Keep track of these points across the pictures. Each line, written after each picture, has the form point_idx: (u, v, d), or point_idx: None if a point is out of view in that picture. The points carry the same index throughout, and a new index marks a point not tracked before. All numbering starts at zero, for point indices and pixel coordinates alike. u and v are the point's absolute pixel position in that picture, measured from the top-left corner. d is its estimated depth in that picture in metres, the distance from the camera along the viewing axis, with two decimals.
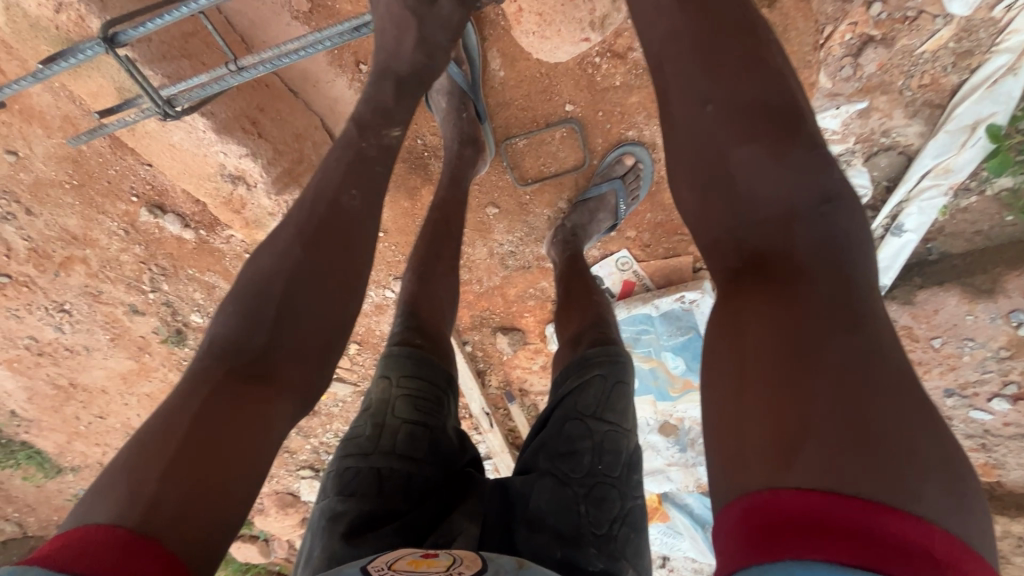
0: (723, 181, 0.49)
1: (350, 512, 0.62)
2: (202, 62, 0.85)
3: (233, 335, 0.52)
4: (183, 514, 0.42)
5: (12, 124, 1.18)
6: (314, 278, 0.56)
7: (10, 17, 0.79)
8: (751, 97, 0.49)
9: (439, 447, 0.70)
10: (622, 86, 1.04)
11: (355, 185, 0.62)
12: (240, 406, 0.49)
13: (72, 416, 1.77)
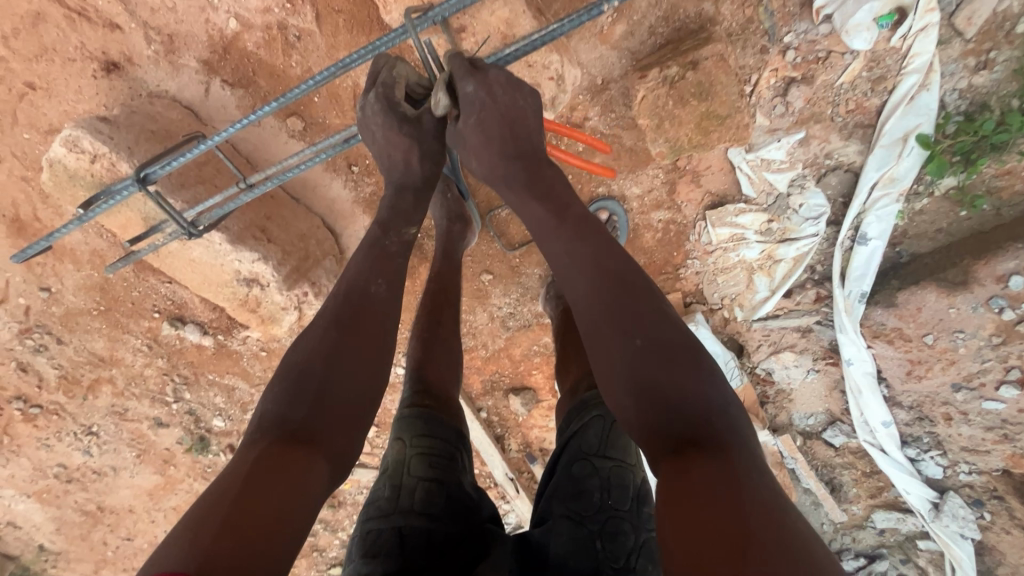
0: (607, 343, 0.57)
1: (375, 572, 0.65)
2: (215, 185, 0.97)
3: (279, 412, 0.58)
4: (238, 567, 0.45)
5: (46, 264, 1.31)
6: (351, 353, 0.63)
7: (53, 172, 0.92)
8: (612, 271, 0.60)
9: (456, 499, 0.74)
10: (585, 151, 1.14)
11: (382, 275, 0.71)
12: (286, 467, 0.53)
13: (99, 543, 1.76)
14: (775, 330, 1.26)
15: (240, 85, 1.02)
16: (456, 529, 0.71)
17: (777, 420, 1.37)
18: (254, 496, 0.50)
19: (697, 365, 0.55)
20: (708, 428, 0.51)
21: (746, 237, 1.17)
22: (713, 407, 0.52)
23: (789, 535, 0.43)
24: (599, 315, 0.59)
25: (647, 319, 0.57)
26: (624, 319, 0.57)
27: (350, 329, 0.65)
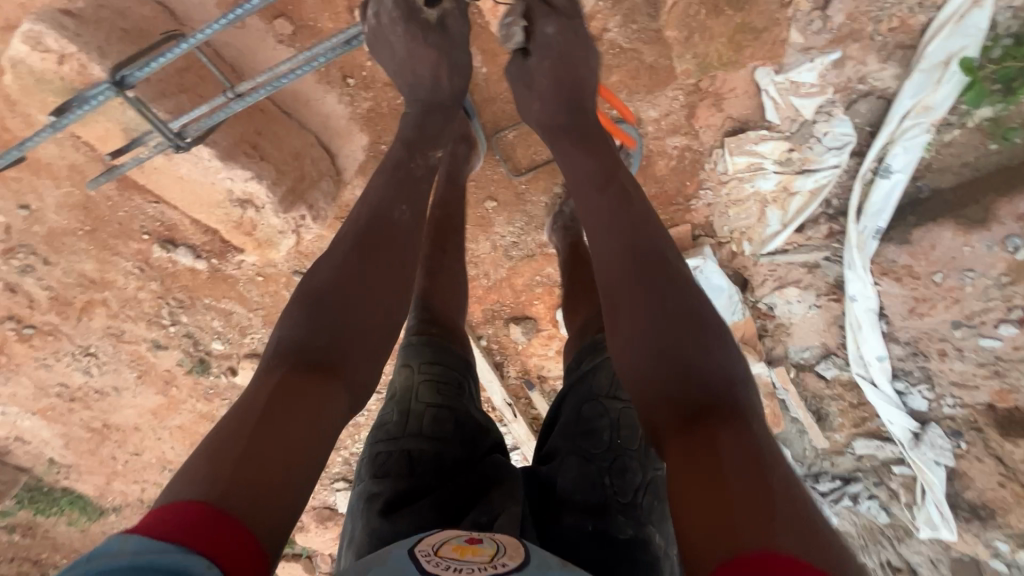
0: (630, 303, 0.58)
1: (385, 492, 0.66)
2: (199, 94, 0.89)
3: (297, 339, 0.55)
4: (260, 501, 0.45)
5: (22, 179, 1.23)
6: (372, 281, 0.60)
7: (17, 74, 0.83)
8: (642, 240, 0.61)
9: (465, 425, 0.73)
10: (601, 68, 1.05)
11: (405, 201, 0.68)
12: (304, 392, 0.52)
13: (108, 457, 1.81)
14: (782, 265, 1.24)
15: None
16: (465, 454, 0.71)
17: (773, 352, 1.38)
18: (271, 427, 0.49)
19: (728, 341, 0.55)
20: (715, 387, 0.51)
21: (763, 167, 1.12)
22: (735, 382, 0.52)
23: (810, 515, 0.43)
24: (629, 272, 0.59)
25: (673, 281, 0.58)
26: (653, 279, 0.58)
27: (370, 255, 0.62)
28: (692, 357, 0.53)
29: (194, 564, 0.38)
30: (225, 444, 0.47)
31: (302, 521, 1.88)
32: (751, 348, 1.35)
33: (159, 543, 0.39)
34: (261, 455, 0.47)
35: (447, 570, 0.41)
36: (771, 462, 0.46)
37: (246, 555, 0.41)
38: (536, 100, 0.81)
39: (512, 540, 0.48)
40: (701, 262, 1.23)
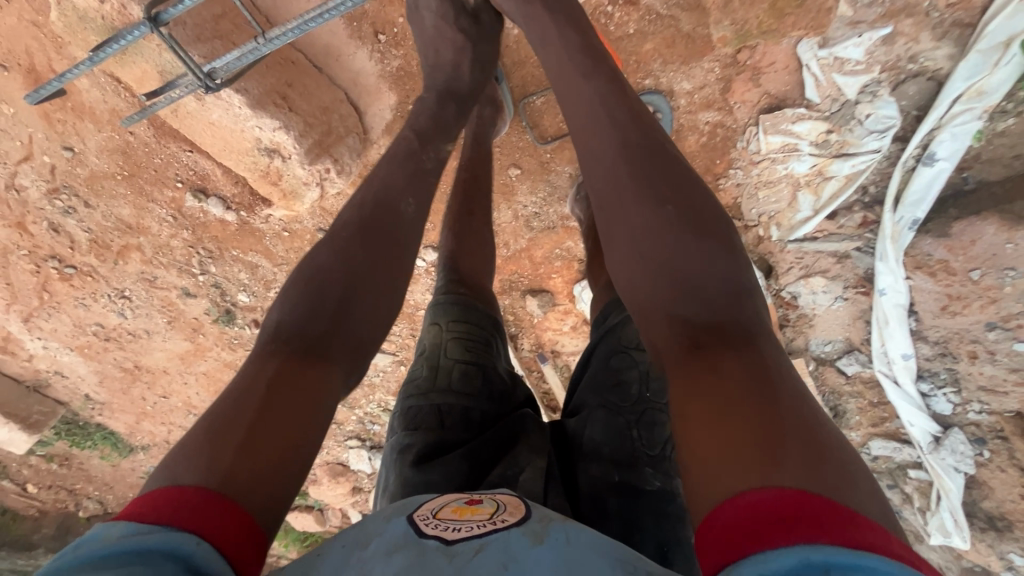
0: (625, 217, 0.56)
1: (417, 444, 0.68)
2: (233, 41, 0.90)
3: (294, 324, 0.55)
4: (258, 481, 0.44)
5: (67, 121, 1.27)
6: (374, 268, 0.61)
7: (62, 12, 0.85)
8: (638, 144, 0.58)
9: (492, 382, 0.75)
10: (636, 34, 1.01)
11: (411, 195, 0.69)
12: (303, 377, 0.52)
13: (139, 397, 1.90)
14: (810, 254, 1.21)
15: None
16: (493, 408, 0.74)
17: (794, 344, 1.36)
18: (268, 406, 0.48)
19: (732, 250, 0.53)
20: (720, 303, 0.49)
21: (799, 149, 1.08)
22: (740, 291, 0.50)
23: (816, 428, 0.42)
24: (627, 181, 0.57)
25: (671, 185, 0.55)
26: (650, 187, 0.55)
27: (373, 242, 0.62)
28: (692, 270, 0.51)
29: (180, 544, 0.37)
30: (224, 425, 0.47)
31: (316, 474, 1.95)
32: None
33: (143, 528, 0.38)
34: (267, 432, 0.47)
35: (451, 531, 0.42)
36: (780, 378, 0.45)
37: (236, 529, 0.40)
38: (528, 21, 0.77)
39: (516, 498, 0.49)
40: None
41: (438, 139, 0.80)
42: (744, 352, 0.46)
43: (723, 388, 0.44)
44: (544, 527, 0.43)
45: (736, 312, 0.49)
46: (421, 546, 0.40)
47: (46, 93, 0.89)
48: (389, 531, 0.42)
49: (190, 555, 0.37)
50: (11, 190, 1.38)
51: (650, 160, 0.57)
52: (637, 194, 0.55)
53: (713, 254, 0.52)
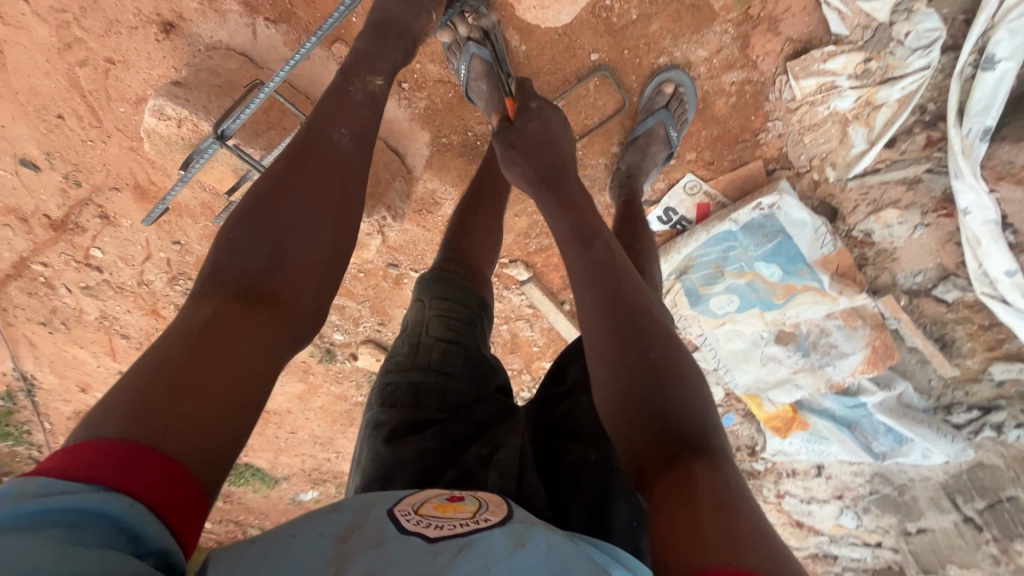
0: (612, 321, 0.65)
1: (392, 420, 0.76)
2: (284, 127, 1.03)
3: (239, 263, 0.61)
4: (187, 432, 0.50)
5: (171, 220, 1.50)
6: (309, 212, 0.65)
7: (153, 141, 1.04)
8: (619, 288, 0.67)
9: (472, 359, 0.84)
10: (640, 19, 1.03)
11: (345, 126, 0.71)
12: (238, 323, 0.57)
13: (273, 435, 2.17)
14: (875, 187, 1.16)
15: (282, 20, 1.06)
16: (469, 388, 0.81)
17: (878, 281, 1.29)
18: (209, 345, 0.54)
19: (700, 400, 0.61)
20: (689, 415, 0.59)
21: (838, 86, 1.04)
22: (706, 425, 0.59)
23: (760, 528, 0.50)
24: (606, 292, 0.67)
25: (645, 318, 0.65)
26: (629, 311, 0.65)
27: (308, 181, 0.66)
28: (662, 383, 0.60)
29: (116, 508, 0.42)
30: (151, 381, 0.51)
31: None
32: (846, 279, 1.26)
33: (76, 489, 0.42)
34: (199, 384, 0.52)
35: (432, 527, 0.48)
36: (738, 493, 0.53)
37: (165, 479, 0.46)
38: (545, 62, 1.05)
39: (495, 499, 0.56)
40: (777, 198, 1.16)
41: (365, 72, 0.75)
42: (703, 465, 0.55)
43: (687, 492, 0.52)
44: (524, 530, 0.49)
45: (701, 432, 0.58)
46: (401, 541, 0.45)
47: (157, 216, 1.07)
48: (371, 522, 0.47)
49: (122, 517, 0.42)
50: (142, 285, 1.64)
51: (614, 288, 0.67)
52: (619, 297, 0.66)
53: (684, 390, 0.60)
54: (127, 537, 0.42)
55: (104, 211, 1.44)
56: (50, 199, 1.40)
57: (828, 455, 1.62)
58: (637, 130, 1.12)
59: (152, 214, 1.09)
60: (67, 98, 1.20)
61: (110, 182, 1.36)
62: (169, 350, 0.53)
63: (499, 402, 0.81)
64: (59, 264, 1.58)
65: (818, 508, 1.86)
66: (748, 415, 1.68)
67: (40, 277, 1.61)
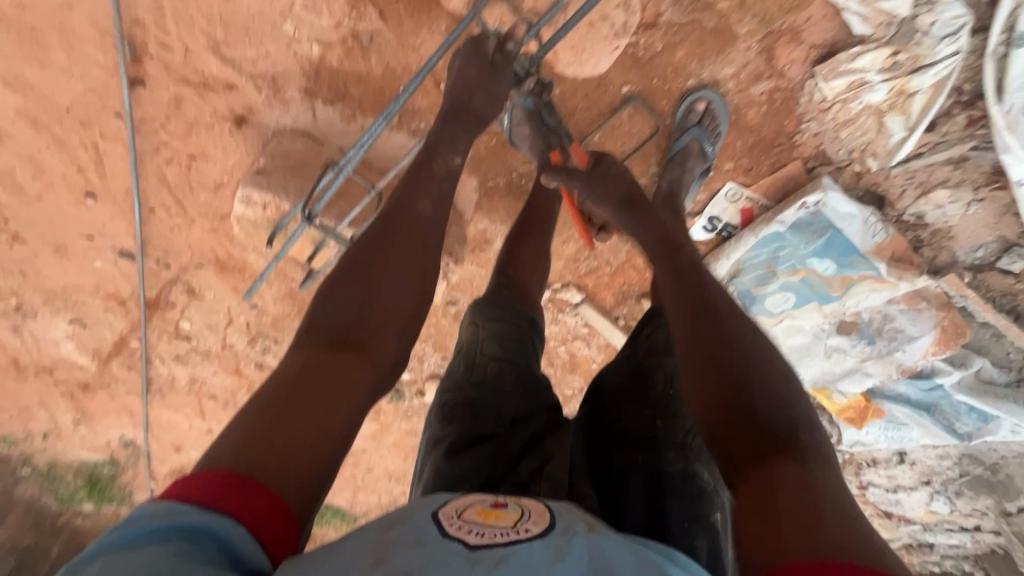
0: (706, 318, 0.69)
1: (450, 435, 0.74)
2: (351, 195, 1.13)
3: (329, 313, 0.63)
4: (285, 467, 0.50)
5: None
6: (396, 273, 0.68)
7: (242, 226, 1.24)
8: (706, 296, 0.72)
9: (525, 377, 0.80)
10: (665, 48, 1.09)
11: (426, 197, 0.75)
12: (334, 363, 0.59)
13: (351, 475, 2.27)
14: (921, 170, 1.17)
15: (337, 100, 1.17)
16: (524, 404, 0.78)
17: (937, 261, 1.28)
18: (309, 388, 0.56)
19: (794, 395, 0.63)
20: (782, 408, 0.61)
21: (868, 81, 1.07)
22: (799, 419, 0.60)
23: (853, 523, 0.51)
24: (691, 298, 0.72)
25: (732, 319, 0.69)
26: (717, 311, 0.70)
27: (398, 247, 0.69)
28: (756, 378, 0.63)
29: (221, 525, 0.42)
30: (259, 415, 0.53)
31: None
32: (904, 264, 1.26)
33: (187, 508, 0.43)
34: (298, 420, 0.54)
35: (472, 534, 0.48)
36: (829, 490, 0.54)
37: (269, 504, 0.46)
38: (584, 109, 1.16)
39: (538, 507, 0.55)
40: (821, 195, 1.19)
41: (446, 148, 0.84)
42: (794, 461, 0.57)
43: (778, 485, 0.55)
44: (565, 540, 0.48)
45: (793, 426, 0.60)
46: (444, 544, 0.46)
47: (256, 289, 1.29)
48: (413, 525, 0.48)
49: (227, 535, 0.42)
50: (226, 349, 1.76)
51: (708, 295, 0.72)
52: (710, 300, 0.71)
53: (775, 385, 0.63)
54: (227, 557, 0.42)
55: (190, 287, 1.58)
56: (144, 281, 1.56)
57: (909, 440, 1.60)
58: (675, 148, 1.16)
59: (250, 292, 1.32)
60: (157, 193, 1.35)
61: (195, 260, 1.50)
62: (276, 386, 0.56)
63: (551, 417, 0.80)
64: (153, 338, 1.73)
65: (906, 496, 1.81)
66: (818, 408, 1.68)
67: (137, 352, 1.77)
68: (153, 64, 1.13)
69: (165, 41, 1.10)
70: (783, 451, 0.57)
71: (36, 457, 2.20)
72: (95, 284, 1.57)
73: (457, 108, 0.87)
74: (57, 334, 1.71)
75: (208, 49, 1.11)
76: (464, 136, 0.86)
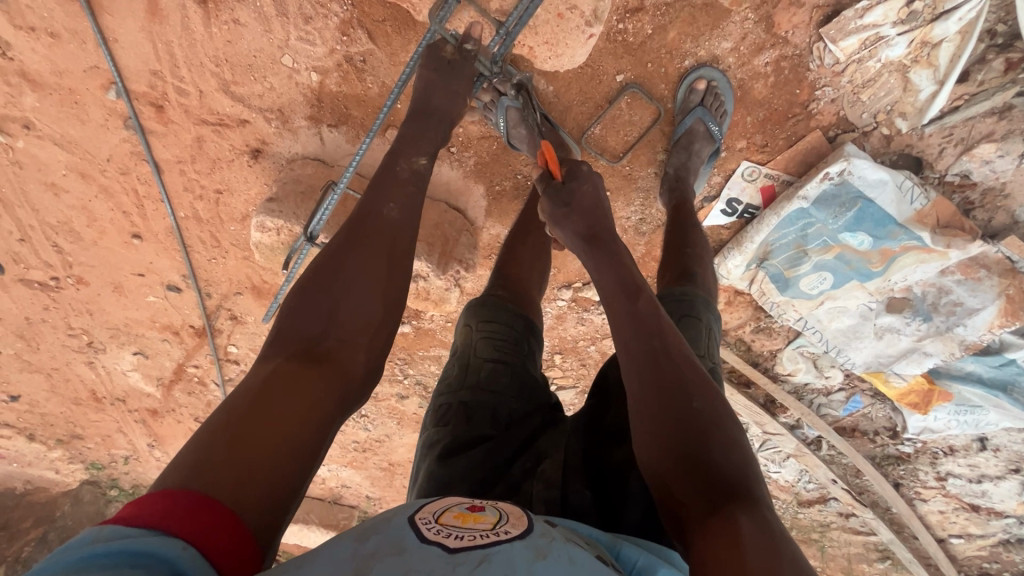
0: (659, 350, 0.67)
1: (444, 439, 0.74)
2: None
3: (299, 326, 0.66)
4: (246, 477, 0.52)
5: None
6: (364, 281, 0.70)
7: (265, 253, 1.31)
8: (656, 331, 0.68)
9: (520, 376, 0.80)
10: (656, 31, 1.05)
11: (394, 201, 0.77)
12: (298, 377, 0.61)
13: (401, 485, 2.33)
14: (959, 126, 1.06)
15: (341, 123, 1.21)
16: (520, 405, 0.78)
17: (994, 224, 1.16)
18: (270, 399, 0.58)
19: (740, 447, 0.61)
20: (731, 463, 0.59)
21: (885, 35, 0.99)
22: (749, 476, 0.59)
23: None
24: (642, 333, 0.69)
25: (681, 361, 0.66)
26: (666, 349, 0.67)
27: (366, 255, 0.72)
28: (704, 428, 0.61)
29: (170, 550, 0.43)
30: (221, 426, 0.55)
31: None
32: (952, 231, 1.13)
33: (136, 534, 0.43)
34: (259, 431, 0.56)
35: (451, 537, 0.46)
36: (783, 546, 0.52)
37: (228, 521, 0.48)
38: (577, 103, 1.15)
39: (515, 510, 0.54)
40: (846, 164, 1.10)
41: (411, 152, 0.85)
42: (750, 515, 0.54)
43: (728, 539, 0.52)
44: (546, 543, 0.48)
45: (745, 483, 0.58)
46: (422, 550, 0.44)
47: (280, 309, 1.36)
48: (392, 531, 0.46)
49: (176, 559, 0.42)
50: None
51: (656, 332, 0.68)
52: (658, 334, 0.68)
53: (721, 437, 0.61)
54: None
55: (234, 314, 1.68)
56: (192, 311, 1.67)
57: (987, 424, 1.44)
58: (679, 132, 1.12)
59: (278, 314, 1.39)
60: (193, 229, 1.44)
61: (234, 288, 1.60)
62: (237, 399, 0.58)
63: (547, 415, 0.79)
64: (207, 364, 1.85)
65: (993, 486, 1.63)
66: (877, 394, 1.55)
67: (195, 377, 1.90)
68: (174, 110, 1.22)
69: (181, 88, 1.18)
70: (736, 506, 0.55)
71: (121, 480, 2.40)
72: (151, 317, 1.70)
73: (420, 112, 0.90)
74: (125, 365, 1.86)
75: (219, 89, 1.18)
76: (428, 138, 0.88)
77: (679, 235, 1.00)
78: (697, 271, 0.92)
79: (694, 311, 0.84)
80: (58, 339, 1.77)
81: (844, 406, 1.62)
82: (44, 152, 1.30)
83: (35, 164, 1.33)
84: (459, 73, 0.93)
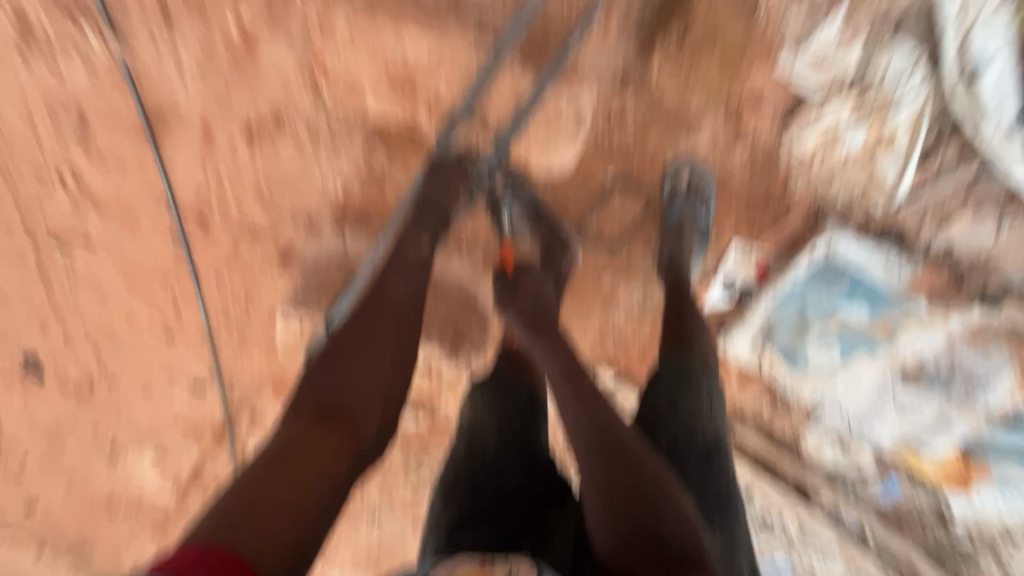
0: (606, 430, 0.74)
1: (450, 513, 0.74)
2: None
3: (316, 392, 0.74)
4: (264, 531, 0.58)
5: None
6: (379, 350, 0.80)
7: None
8: (603, 413, 0.77)
9: (524, 446, 0.83)
10: (637, 133, 1.17)
11: (401, 279, 0.91)
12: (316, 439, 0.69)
13: None
14: (932, 201, 1.13)
15: (361, 226, 1.34)
16: (524, 477, 0.79)
17: (989, 290, 1.17)
18: (291, 460, 0.65)
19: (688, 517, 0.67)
20: (682, 534, 0.65)
21: (843, 125, 1.09)
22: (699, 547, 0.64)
23: None
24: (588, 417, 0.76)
25: (626, 438, 0.73)
26: (612, 428, 0.75)
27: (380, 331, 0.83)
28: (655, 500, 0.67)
29: None
30: (242, 488, 0.62)
31: None
32: (948, 299, 1.19)
33: None
34: (278, 489, 0.62)
35: None
36: None
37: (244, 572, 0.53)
38: (572, 199, 1.26)
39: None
40: (827, 244, 1.19)
41: (412, 237, 1.00)
42: None
43: None
44: None
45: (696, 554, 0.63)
46: None
47: None
48: None
49: None
50: None
51: (601, 415, 0.76)
52: (602, 414, 0.76)
53: (670, 508, 0.67)
54: None
55: (254, 411, 1.71)
56: (215, 409, 1.72)
57: None
58: (670, 221, 1.22)
59: None
60: (223, 328, 1.54)
61: (256, 385, 1.65)
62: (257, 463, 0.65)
63: (554, 486, 0.80)
64: (226, 463, 1.86)
65: None
66: (914, 475, 1.47)
67: (212, 478, 1.90)
68: (215, 222, 1.37)
69: (223, 203, 1.34)
70: None
71: None
72: (176, 416, 1.76)
73: (425, 208, 1.11)
74: (146, 467, 1.88)
75: (256, 203, 1.34)
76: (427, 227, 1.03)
77: (677, 306, 1.05)
78: (697, 336, 0.99)
79: (690, 376, 0.94)
80: (86, 441, 1.82)
81: (882, 491, 1.52)
82: (98, 264, 1.46)
83: (88, 276, 1.48)
84: (454, 175, 1.14)
